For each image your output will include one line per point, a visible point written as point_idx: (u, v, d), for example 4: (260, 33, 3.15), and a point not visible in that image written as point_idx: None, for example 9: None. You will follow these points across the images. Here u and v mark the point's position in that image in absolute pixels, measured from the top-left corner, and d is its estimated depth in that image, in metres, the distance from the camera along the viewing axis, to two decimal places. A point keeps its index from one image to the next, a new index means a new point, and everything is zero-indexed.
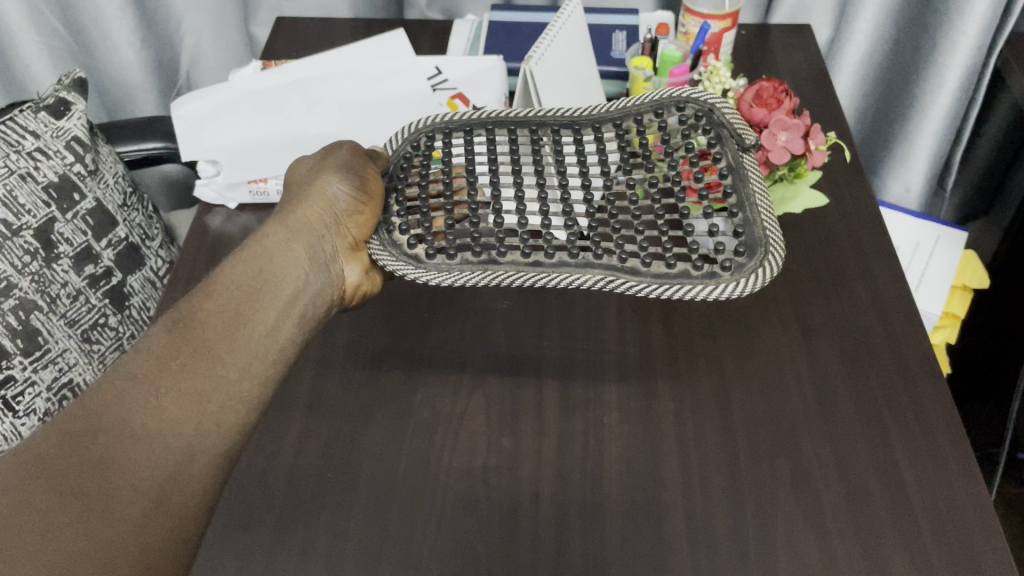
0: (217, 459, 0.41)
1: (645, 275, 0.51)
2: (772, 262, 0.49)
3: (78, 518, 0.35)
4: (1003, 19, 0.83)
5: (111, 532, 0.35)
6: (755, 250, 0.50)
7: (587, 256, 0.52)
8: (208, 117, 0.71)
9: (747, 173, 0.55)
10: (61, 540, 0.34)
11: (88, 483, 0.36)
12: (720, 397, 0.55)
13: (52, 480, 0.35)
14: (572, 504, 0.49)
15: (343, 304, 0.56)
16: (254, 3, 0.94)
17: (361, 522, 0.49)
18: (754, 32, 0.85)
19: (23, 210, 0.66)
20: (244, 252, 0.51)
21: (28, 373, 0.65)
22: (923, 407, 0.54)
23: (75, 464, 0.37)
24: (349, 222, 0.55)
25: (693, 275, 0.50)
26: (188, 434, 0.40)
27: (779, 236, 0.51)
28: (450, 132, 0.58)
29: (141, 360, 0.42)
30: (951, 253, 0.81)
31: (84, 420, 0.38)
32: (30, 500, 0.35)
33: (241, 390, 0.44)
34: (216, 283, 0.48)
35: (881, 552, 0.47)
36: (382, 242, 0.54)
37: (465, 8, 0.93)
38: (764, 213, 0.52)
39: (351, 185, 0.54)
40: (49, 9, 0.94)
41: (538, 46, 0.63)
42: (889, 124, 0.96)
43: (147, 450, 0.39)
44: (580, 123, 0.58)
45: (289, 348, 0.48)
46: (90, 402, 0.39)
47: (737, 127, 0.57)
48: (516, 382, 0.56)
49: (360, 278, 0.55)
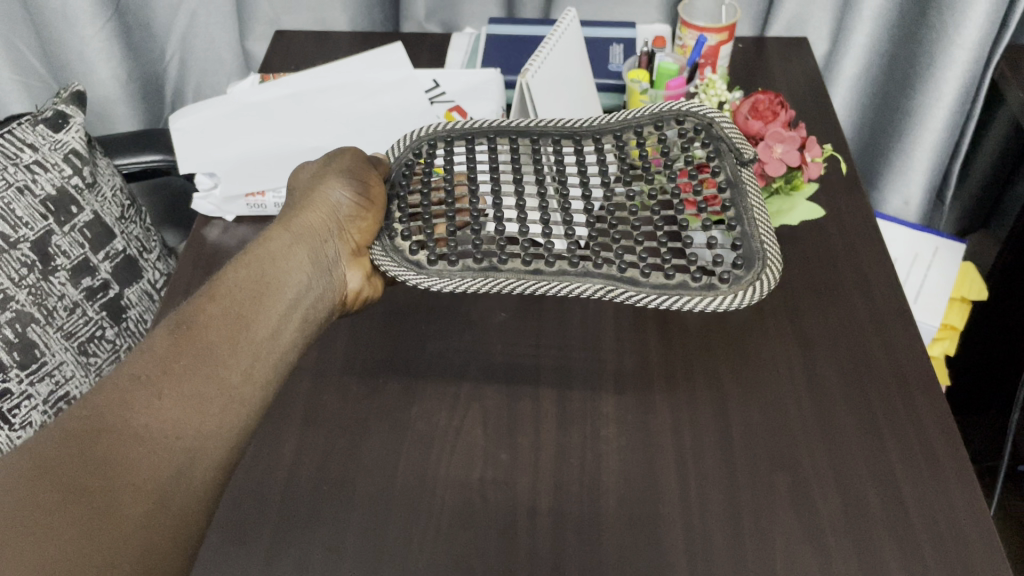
0: (218, 461, 0.41)
1: (644, 285, 0.51)
2: (769, 276, 0.49)
3: (81, 517, 0.35)
4: (1001, 32, 0.84)
5: (113, 532, 0.35)
6: (753, 263, 0.50)
7: (586, 266, 0.52)
8: (209, 129, 0.72)
9: (745, 186, 0.55)
10: (67, 537, 0.34)
11: (91, 482, 0.36)
12: (717, 410, 0.55)
13: (56, 477, 0.35)
14: (570, 518, 0.49)
15: (344, 310, 0.56)
16: (251, 19, 0.95)
17: (357, 537, 0.49)
18: (750, 45, 0.86)
19: (20, 222, 0.66)
20: (247, 255, 0.50)
21: (24, 387, 0.65)
22: (921, 420, 0.54)
23: (78, 462, 0.36)
24: (351, 228, 0.55)
25: (690, 286, 0.50)
26: (189, 435, 0.40)
27: (776, 251, 0.51)
28: (452, 140, 0.59)
29: (145, 361, 0.42)
30: (950, 264, 0.82)
31: (88, 419, 0.38)
32: (34, 497, 0.35)
33: (245, 393, 0.44)
34: (218, 285, 0.48)
35: (880, 566, 0.47)
36: (384, 249, 0.54)
37: (464, 21, 0.93)
38: (762, 227, 0.52)
39: (354, 191, 0.55)
40: (27, 48, 0.95)
41: (535, 58, 0.63)
42: (885, 135, 0.96)
43: (149, 451, 0.38)
44: (580, 134, 0.58)
45: (292, 351, 0.48)
46: (95, 401, 0.39)
47: (735, 142, 0.57)
48: (513, 395, 0.56)
49: (362, 283, 0.55)
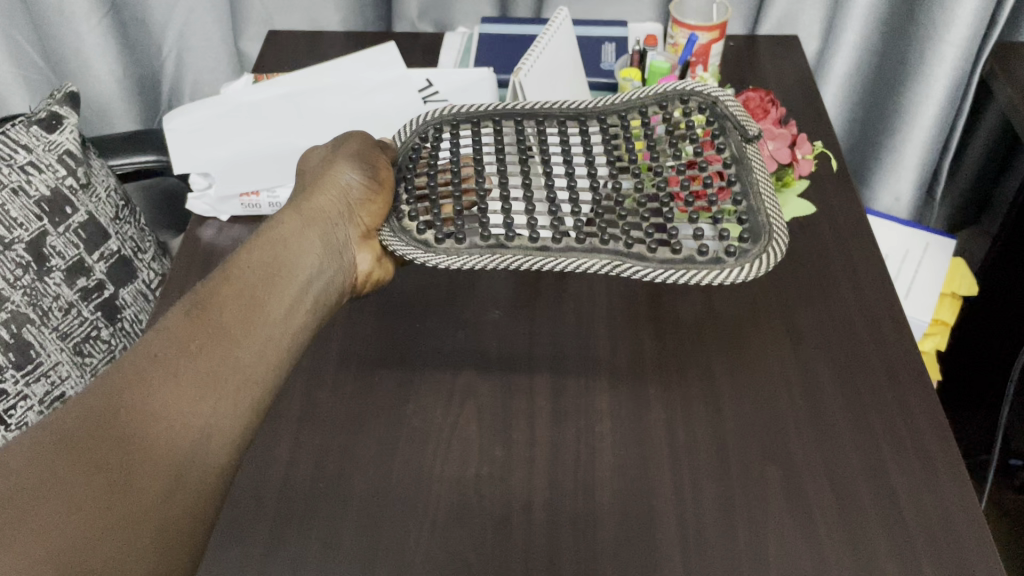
0: (231, 441, 0.41)
1: (651, 261, 0.51)
2: (776, 248, 0.50)
3: (100, 492, 0.35)
4: (988, 31, 0.85)
5: (132, 505, 0.35)
6: (759, 236, 0.51)
7: (594, 242, 0.52)
8: (201, 125, 0.72)
9: (751, 162, 0.55)
10: (86, 512, 0.34)
11: (110, 458, 0.36)
12: (711, 405, 0.55)
13: (76, 456, 0.36)
14: (564, 511, 0.50)
15: (355, 292, 0.56)
16: (243, 17, 0.94)
17: (353, 532, 0.49)
18: (742, 44, 0.87)
19: (14, 223, 0.66)
20: (259, 238, 0.50)
21: (19, 388, 0.65)
22: (911, 412, 0.55)
23: (95, 438, 0.37)
24: (362, 211, 0.55)
25: (698, 260, 0.51)
26: (204, 415, 0.40)
27: (783, 226, 0.52)
28: (458, 123, 0.59)
29: (161, 341, 0.42)
30: (939, 259, 0.82)
31: (107, 397, 0.38)
32: (54, 472, 0.35)
33: (258, 374, 0.44)
34: (233, 269, 0.48)
35: (870, 554, 0.48)
36: (393, 229, 0.55)
37: (456, 21, 0.94)
38: (768, 202, 0.53)
39: (364, 174, 0.55)
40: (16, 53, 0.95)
41: (527, 57, 0.64)
42: (877, 133, 0.97)
43: (166, 429, 0.39)
44: (585, 115, 0.59)
45: (303, 333, 0.48)
46: (113, 379, 0.39)
47: (740, 119, 0.57)
48: (508, 392, 0.57)
49: (372, 265, 0.56)
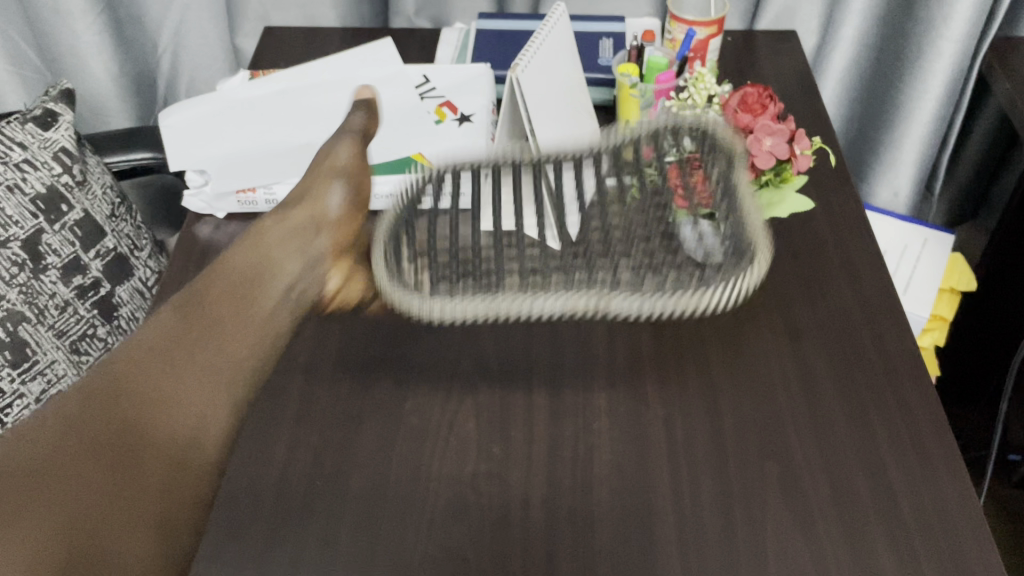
0: (219, 434, 0.43)
1: (641, 292, 0.55)
2: (756, 266, 0.56)
3: (93, 480, 0.37)
4: (986, 27, 0.85)
5: (122, 491, 0.38)
6: (743, 253, 0.56)
7: (584, 281, 0.55)
8: (198, 121, 0.72)
9: (735, 187, 0.60)
10: (79, 497, 0.37)
11: (101, 449, 0.39)
12: (709, 402, 0.55)
13: (70, 447, 0.38)
14: (562, 508, 0.50)
15: (322, 310, 0.56)
16: (239, 14, 0.94)
17: (350, 530, 0.49)
18: (740, 40, 0.86)
19: (10, 221, 0.66)
20: (238, 256, 0.52)
21: (16, 386, 0.65)
22: (910, 408, 0.55)
23: (88, 430, 0.39)
24: (335, 229, 0.57)
25: (684, 288, 0.55)
26: (192, 411, 0.42)
27: (764, 245, 0.57)
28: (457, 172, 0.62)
29: (149, 343, 0.45)
30: (938, 255, 0.82)
31: (99, 394, 0.41)
32: (48, 462, 0.37)
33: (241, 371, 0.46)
34: (211, 284, 0.50)
35: (868, 551, 0.47)
36: (387, 259, 0.56)
37: (453, 17, 0.93)
38: (750, 219, 0.58)
39: (344, 194, 0.58)
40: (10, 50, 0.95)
41: (527, 49, 0.63)
42: (875, 129, 0.97)
43: (155, 423, 0.41)
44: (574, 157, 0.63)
45: (282, 340, 0.50)
46: (105, 379, 0.42)
47: (727, 141, 0.62)
48: (506, 390, 0.56)
49: (341, 283, 0.55)
